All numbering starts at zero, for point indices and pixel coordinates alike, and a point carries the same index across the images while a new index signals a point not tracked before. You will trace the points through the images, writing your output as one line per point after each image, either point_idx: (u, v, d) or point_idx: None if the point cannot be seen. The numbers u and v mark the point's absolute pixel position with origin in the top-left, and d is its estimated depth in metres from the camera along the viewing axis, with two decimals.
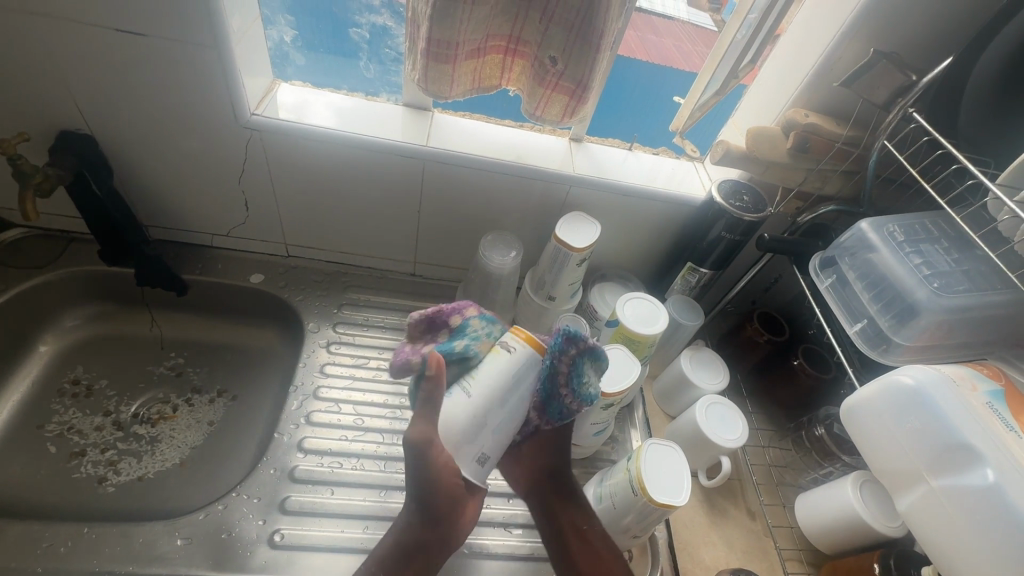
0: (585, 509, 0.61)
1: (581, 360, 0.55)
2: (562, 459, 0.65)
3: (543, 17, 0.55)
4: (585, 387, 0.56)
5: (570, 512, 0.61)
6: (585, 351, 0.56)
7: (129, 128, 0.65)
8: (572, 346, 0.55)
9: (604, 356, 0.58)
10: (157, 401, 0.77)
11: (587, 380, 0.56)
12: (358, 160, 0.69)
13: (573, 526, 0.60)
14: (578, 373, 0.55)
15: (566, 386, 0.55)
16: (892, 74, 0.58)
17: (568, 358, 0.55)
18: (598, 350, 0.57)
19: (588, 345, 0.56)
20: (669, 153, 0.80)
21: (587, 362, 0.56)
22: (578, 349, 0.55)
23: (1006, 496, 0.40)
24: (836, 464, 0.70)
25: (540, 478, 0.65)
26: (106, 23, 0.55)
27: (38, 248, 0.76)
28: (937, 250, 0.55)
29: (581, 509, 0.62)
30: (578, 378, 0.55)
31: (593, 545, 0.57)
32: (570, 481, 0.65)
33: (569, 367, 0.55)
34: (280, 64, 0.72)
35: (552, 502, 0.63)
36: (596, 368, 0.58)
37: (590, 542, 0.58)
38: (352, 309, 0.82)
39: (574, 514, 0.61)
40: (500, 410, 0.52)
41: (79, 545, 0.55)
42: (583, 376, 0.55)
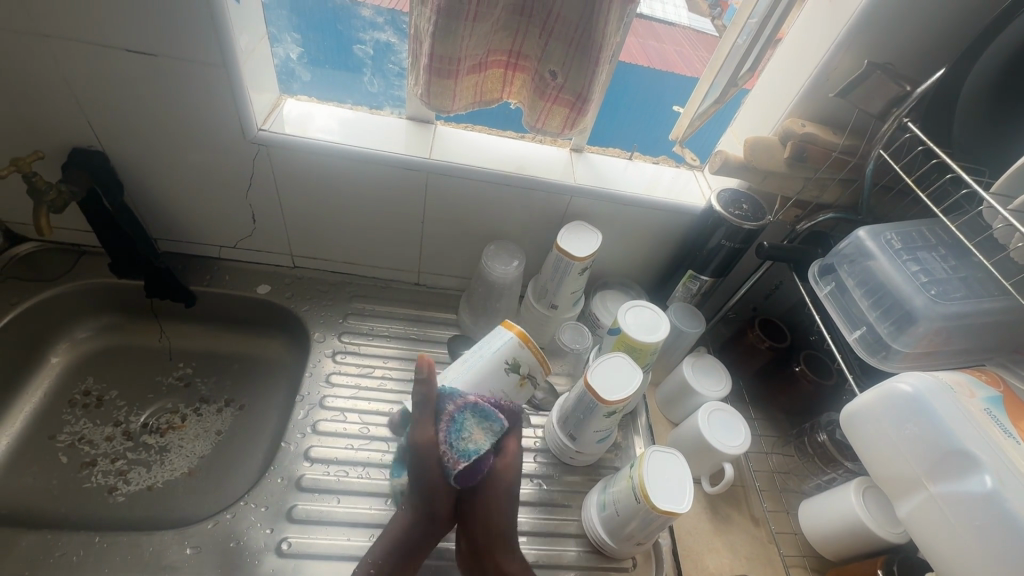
0: None
1: (464, 413, 0.57)
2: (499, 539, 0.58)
3: (543, 33, 0.56)
4: (463, 443, 0.56)
5: None
6: (470, 405, 0.58)
7: (140, 144, 0.67)
8: (451, 403, 0.58)
9: (497, 418, 0.58)
10: (166, 411, 0.78)
11: (472, 437, 0.56)
12: (364, 173, 0.70)
13: None
14: (457, 426, 0.56)
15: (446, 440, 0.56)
16: (887, 85, 0.60)
17: (448, 415, 0.57)
18: (483, 407, 0.58)
19: (469, 401, 0.58)
20: (669, 161, 0.81)
21: (471, 420, 0.57)
22: (457, 404, 0.58)
23: (1006, 503, 0.41)
24: (838, 470, 0.70)
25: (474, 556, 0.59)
26: (118, 44, 0.56)
27: (51, 261, 0.78)
28: (934, 258, 0.55)
29: None
30: (459, 433, 0.56)
31: None
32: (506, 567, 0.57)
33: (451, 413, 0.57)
34: (286, 80, 0.73)
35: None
36: (488, 429, 0.57)
37: None
38: (358, 318, 0.83)
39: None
40: (464, 368, 0.62)
41: (91, 553, 0.56)
42: (463, 431, 0.56)
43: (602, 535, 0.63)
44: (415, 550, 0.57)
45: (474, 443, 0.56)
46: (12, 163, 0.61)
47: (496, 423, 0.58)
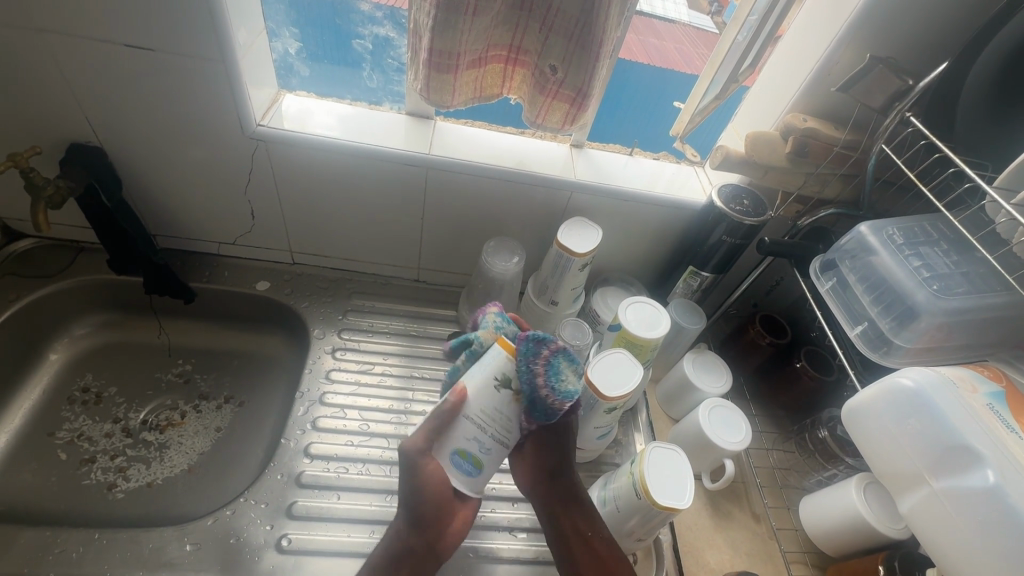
0: (589, 513, 0.60)
1: (557, 356, 0.55)
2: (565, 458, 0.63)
3: (542, 27, 0.56)
4: (563, 385, 0.54)
5: (573, 516, 0.60)
6: (557, 351, 0.55)
7: (139, 140, 0.66)
8: (545, 347, 0.54)
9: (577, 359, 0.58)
10: (166, 407, 0.78)
11: (567, 378, 0.55)
12: (364, 169, 0.70)
13: (574, 531, 0.59)
14: (555, 368, 0.54)
15: (545, 384, 0.53)
16: (889, 78, 0.58)
17: (544, 358, 0.54)
18: (569, 351, 0.57)
19: (561, 345, 0.56)
20: (669, 157, 0.81)
21: (564, 362, 0.56)
22: (551, 347, 0.55)
23: (1007, 498, 0.41)
24: (839, 466, 0.70)
25: (543, 481, 0.63)
26: (115, 38, 0.56)
27: (49, 258, 0.77)
28: (936, 253, 0.55)
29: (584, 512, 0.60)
30: (557, 375, 0.54)
31: (598, 551, 0.57)
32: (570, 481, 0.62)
33: (547, 356, 0.54)
34: (285, 75, 0.73)
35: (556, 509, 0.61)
36: (573, 373, 0.57)
37: (593, 547, 0.57)
38: (357, 315, 0.83)
39: (578, 520, 0.60)
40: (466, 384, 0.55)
41: (90, 550, 0.56)
42: (560, 372, 0.54)
43: None
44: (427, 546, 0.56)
45: (570, 384, 0.55)
46: (9, 159, 0.61)
47: (577, 364, 0.58)
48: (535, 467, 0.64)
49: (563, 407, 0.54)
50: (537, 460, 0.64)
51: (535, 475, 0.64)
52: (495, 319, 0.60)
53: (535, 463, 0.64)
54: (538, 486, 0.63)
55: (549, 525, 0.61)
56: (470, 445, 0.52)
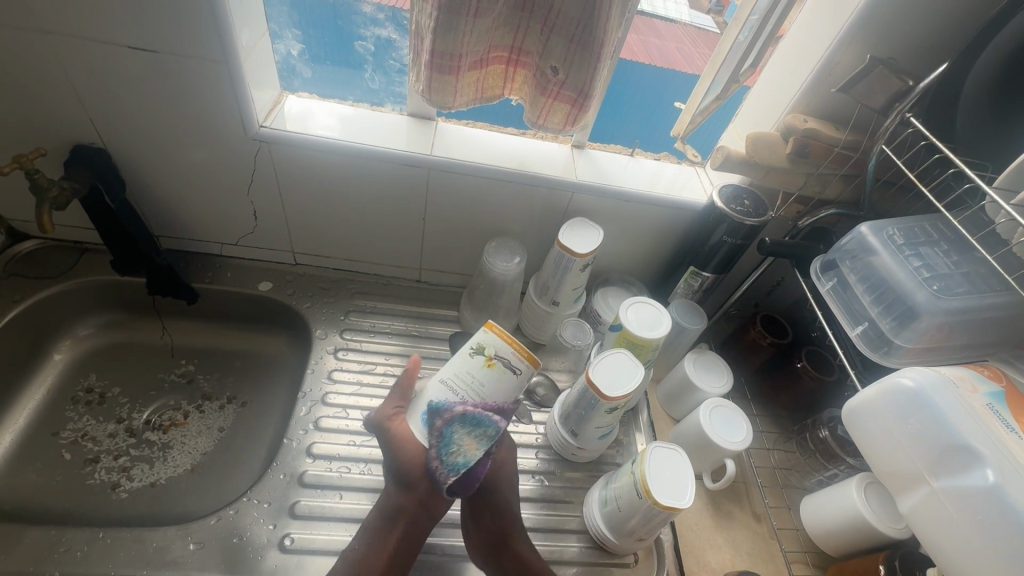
0: None
1: (453, 426, 0.57)
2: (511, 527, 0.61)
3: (544, 29, 0.56)
4: (453, 457, 0.56)
5: None
6: (459, 417, 0.57)
7: (142, 141, 0.67)
8: (438, 418, 0.57)
9: (491, 422, 0.58)
10: (169, 408, 0.78)
11: (462, 449, 0.56)
12: (366, 169, 0.70)
13: None
14: (446, 440, 0.56)
15: (437, 458, 0.56)
16: (890, 80, 0.59)
17: (437, 431, 0.56)
18: (474, 415, 0.57)
19: (457, 413, 0.57)
20: (670, 158, 0.81)
21: (461, 431, 0.57)
22: (445, 419, 0.57)
23: (1006, 497, 0.41)
24: (840, 466, 0.70)
25: (489, 556, 0.60)
26: (119, 40, 0.56)
27: (53, 258, 0.78)
28: (936, 253, 0.55)
29: None
30: (449, 448, 0.56)
31: None
32: (521, 550, 0.59)
33: (440, 427, 0.57)
34: (288, 77, 0.73)
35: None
36: (480, 436, 0.57)
37: None
38: (359, 315, 0.83)
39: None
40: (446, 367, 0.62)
41: (95, 549, 0.56)
42: (452, 443, 0.56)
43: (604, 531, 0.63)
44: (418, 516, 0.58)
45: (464, 456, 0.56)
46: (14, 160, 0.61)
47: (489, 427, 0.57)
48: (479, 542, 0.60)
49: (450, 479, 0.56)
50: (478, 535, 0.61)
51: (481, 552, 0.60)
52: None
53: (478, 542, 0.60)
54: (486, 563, 0.60)
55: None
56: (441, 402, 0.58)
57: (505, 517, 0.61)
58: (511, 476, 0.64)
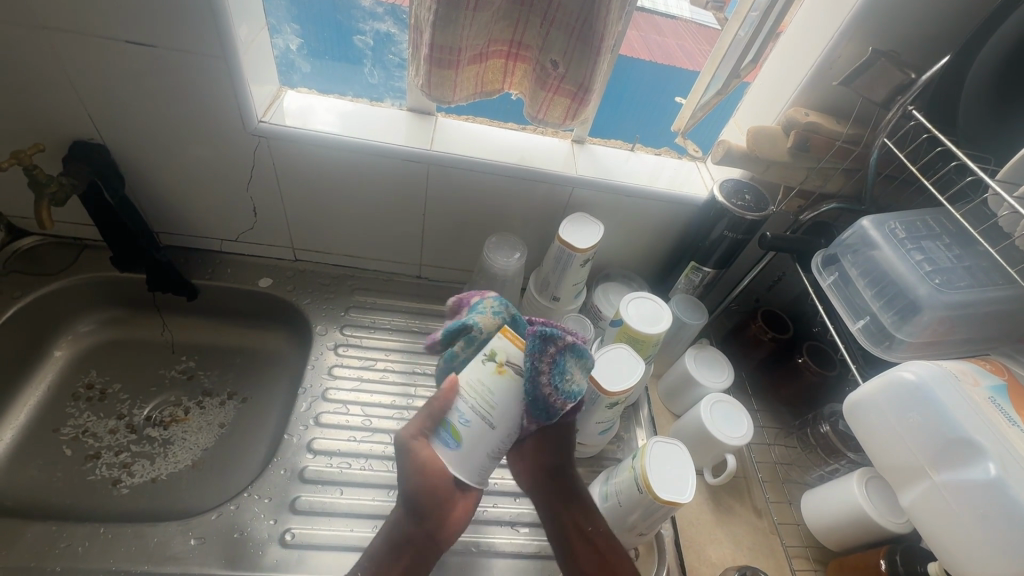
0: (588, 509, 0.60)
1: (563, 355, 0.51)
2: (565, 456, 0.63)
3: (543, 22, 0.56)
4: (568, 384, 0.50)
5: (574, 513, 0.60)
6: (566, 347, 0.51)
7: (140, 136, 0.66)
8: (552, 345, 0.50)
9: (587, 353, 0.54)
10: (169, 404, 0.78)
11: (574, 377, 0.51)
12: (365, 164, 0.70)
13: (575, 528, 0.59)
14: (562, 366, 0.50)
15: (550, 385, 0.48)
16: (891, 72, 0.58)
17: (550, 357, 0.49)
18: (580, 346, 0.53)
19: (568, 342, 0.52)
20: (671, 153, 0.81)
21: (571, 358, 0.52)
22: (558, 345, 0.50)
23: (1009, 491, 0.41)
24: (841, 461, 0.70)
25: (542, 480, 0.63)
26: (116, 35, 0.56)
27: (53, 255, 0.78)
28: (938, 247, 0.55)
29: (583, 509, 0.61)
30: (563, 374, 0.50)
31: (598, 548, 0.57)
32: (573, 479, 0.62)
33: (554, 352, 0.50)
34: (286, 72, 0.73)
35: (555, 504, 0.61)
36: (581, 367, 0.53)
37: (594, 541, 0.57)
38: (360, 311, 0.83)
39: (578, 515, 0.60)
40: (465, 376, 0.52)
41: (96, 544, 0.56)
42: (566, 370, 0.50)
43: None
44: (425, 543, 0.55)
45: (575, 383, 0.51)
46: (13, 156, 0.61)
47: (586, 358, 0.54)
48: (535, 466, 0.63)
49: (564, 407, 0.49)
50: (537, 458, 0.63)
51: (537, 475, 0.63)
52: (491, 305, 0.56)
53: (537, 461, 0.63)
54: (539, 486, 0.63)
55: (549, 518, 0.61)
56: (462, 424, 0.47)
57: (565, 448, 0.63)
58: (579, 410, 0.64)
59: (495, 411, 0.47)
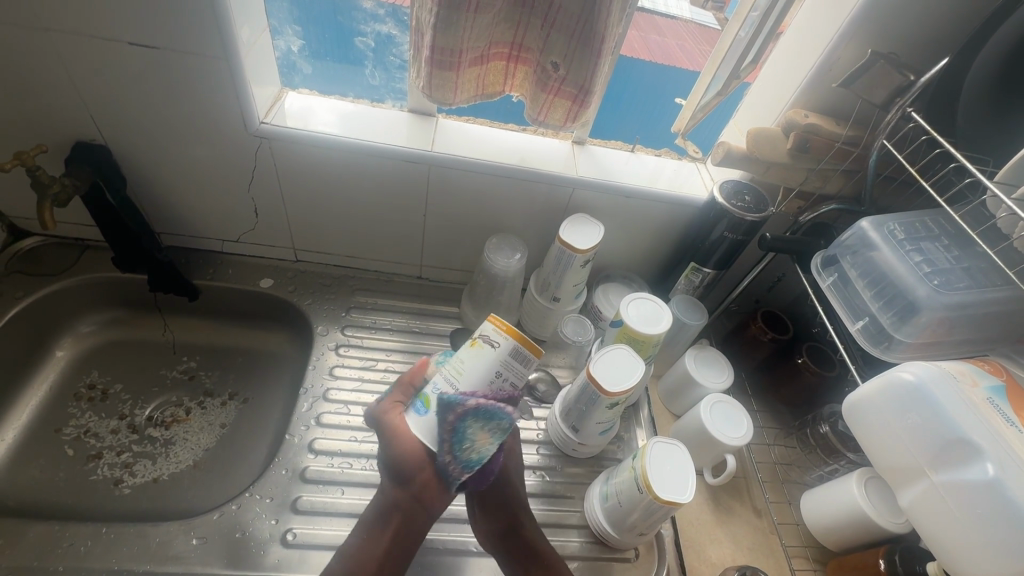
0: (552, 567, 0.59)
1: (466, 420, 0.51)
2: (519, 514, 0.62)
3: (544, 24, 0.56)
4: (466, 451, 0.52)
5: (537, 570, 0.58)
6: (471, 412, 0.51)
7: (143, 138, 0.67)
8: (450, 412, 0.51)
9: (504, 415, 0.52)
10: (171, 404, 0.79)
11: (476, 445, 0.52)
12: (366, 166, 0.70)
13: None
14: (459, 435, 0.51)
15: (450, 451, 0.52)
16: (890, 75, 0.59)
17: (448, 425, 0.51)
18: (489, 408, 0.52)
19: (470, 407, 0.51)
20: (671, 154, 0.81)
21: (475, 425, 0.52)
22: (457, 413, 0.51)
23: (1007, 490, 0.41)
24: (840, 461, 0.70)
25: (497, 542, 0.61)
26: (120, 37, 0.56)
27: (55, 256, 0.78)
28: (937, 248, 0.55)
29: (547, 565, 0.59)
30: (461, 442, 0.52)
31: None
32: (528, 535, 0.61)
33: (451, 420, 0.51)
34: (288, 73, 0.73)
35: (516, 567, 0.59)
36: (494, 430, 0.52)
37: None
38: (361, 312, 0.83)
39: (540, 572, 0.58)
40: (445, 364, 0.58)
41: (99, 544, 0.57)
42: (465, 437, 0.52)
43: (605, 526, 0.63)
44: (412, 510, 0.56)
45: (478, 450, 0.53)
46: (15, 158, 0.62)
47: (502, 421, 0.52)
48: (486, 530, 0.61)
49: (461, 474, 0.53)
50: (491, 520, 0.61)
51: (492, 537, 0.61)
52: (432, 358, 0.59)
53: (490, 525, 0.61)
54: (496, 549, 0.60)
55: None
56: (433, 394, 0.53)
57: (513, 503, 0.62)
58: (518, 465, 0.65)
59: (460, 380, 0.52)
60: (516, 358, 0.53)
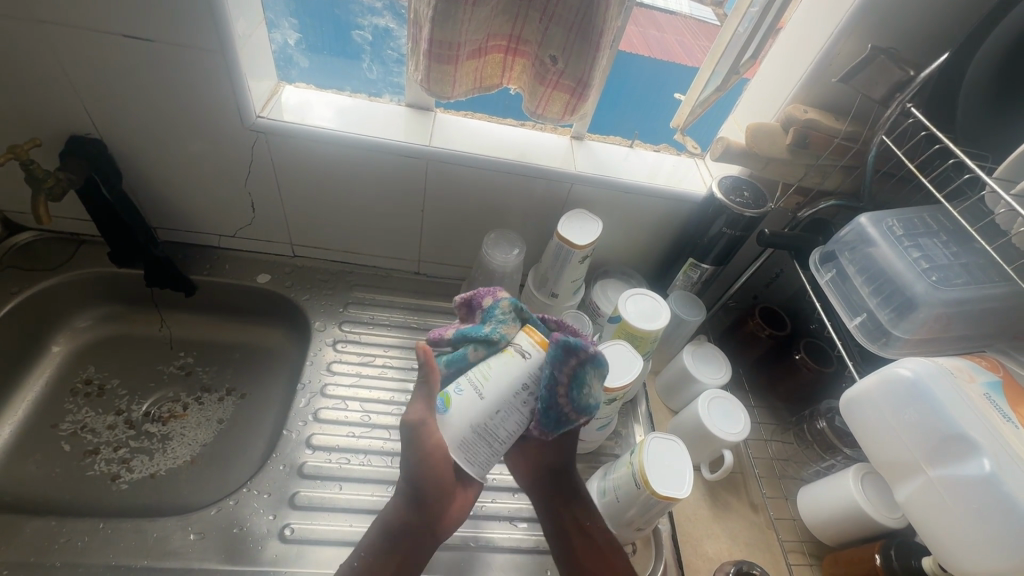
0: (587, 505, 0.62)
1: (585, 366, 0.53)
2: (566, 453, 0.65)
3: (543, 17, 0.56)
4: (585, 397, 0.54)
5: (574, 509, 0.62)
6: (588, 359, 0.54)
7: (138, 131, 0.66)
8: (574, 357, 0.52)
9: (603, 362, 0.57)
10: (168, 399, 0.78)
11: (591, 389, 0.54)
12: (364, 160, 0.70)
13: (573, 522, 0.61)
14: (581, 380, 0.53)
15: (566, 397, 0.52)
16: (890, 69, 0.58)
17: (569, 368, 0.52)
18: (598, 356, 0.55)
19: (591, 353, 0.54)
20: (670, 150, 0.81)
21: (590, 370, 0.54)
22: (578, 359, 0.53)
23: (1003, 486, 0.41)
24: (837, 457, 0.71)
25: (541, 478, 0.65)
26: (114, 29, 0.56)
27: (50, 251, 0.77)
28: (935, 244, 0.55)
29: (583, 505, 0.62)
30: (581, 387, 0.53)
31: (596, 540, 0.59)
32: (572, 477, 0.64)
33: (575, 366, 0.53)
34: (284, 67, 0.72)
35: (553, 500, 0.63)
36: (597, 375, 0.55)
37: (590, 534, 0.59)
38: (359, 307, 0.83)
39: (575, 510, 0.62)
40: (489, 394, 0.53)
41: (96, 539, 0.57)
42: (585, 384, 0.53)
43: None
44: (418, 535, 0.54)
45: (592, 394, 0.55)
46: (9, 151, 0.61)
47: (602, 366, 0.56)
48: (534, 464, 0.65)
49: (576, 418, 0.54)
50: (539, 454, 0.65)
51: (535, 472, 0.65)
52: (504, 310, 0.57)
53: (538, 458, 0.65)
54: (535, 481, 0.65)
55: (548, 515, 0.62)
56: (461, 396, 0.50)
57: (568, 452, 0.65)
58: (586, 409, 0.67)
59: (487, 384, 0.50)
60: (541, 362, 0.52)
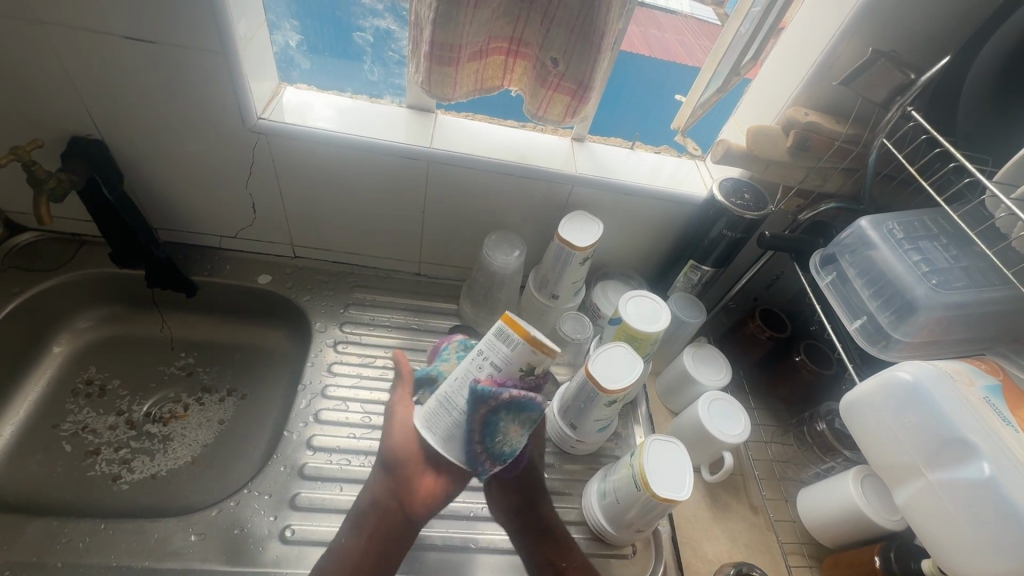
0: (563, 543, 0.61)
1: (498, 412, 0.50)
2: (535, 489, 0.65)
3: (544, 19, 0.56)
4: (498, 445, 0.51)
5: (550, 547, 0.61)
6: (504, 404, 0.50)
7: (140, 133, 0.66)
8: (484, 403, 0.50)
9: (534, 407, 0.52)
10: (169, 400, 0.78)
11: (506, 436, 0.51)
12: (365, 162, 0.70)
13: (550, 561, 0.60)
14: (492, 427, 0.50)
15: (480, 436, 0.51)
16: (891, 72, 0.58)
17: (481, 414, 0.50)
18: (523, 401, 0.51)
19: (506, 398, 0.50)
20: (670, 151, 0.81)
21: (507, 417, 0.51)
22: (490, 406, 0.50)
23: (1002, 489, 0.41)
24: (837, 459, 0.71)
25: (515, 518, 0.63)
26: (116, 31, 0.56)
27: (51, 251, 0.77)
28: (935, 247, 0.55)
29: (558, 542, 0.61)
30: (493, 435, 0.51)
31: None
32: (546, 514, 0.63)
33: (487, 410, 0.50)
34: (286, 68, 0.72)
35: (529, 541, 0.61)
36: (522, 421, 0.52)
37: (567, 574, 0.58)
38: (359, 308, 0.83)
39: (550, 549, 0.60)
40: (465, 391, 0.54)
41: (97, 540, 0.57)
42: (498, 431, 0.51)
43: (602, 523, 0.63)
44: (392, 514, 0.54)
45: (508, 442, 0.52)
46: (11, 152, 0.61)
47: (531, 412, 0.52)
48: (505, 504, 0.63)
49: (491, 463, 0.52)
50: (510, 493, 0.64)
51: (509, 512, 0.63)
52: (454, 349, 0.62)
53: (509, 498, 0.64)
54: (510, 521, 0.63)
55: (521, 551, 0.61)
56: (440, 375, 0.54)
57: (534, 485, 0.65)
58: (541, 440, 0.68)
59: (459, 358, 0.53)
60: (500, 339, 0.51)
